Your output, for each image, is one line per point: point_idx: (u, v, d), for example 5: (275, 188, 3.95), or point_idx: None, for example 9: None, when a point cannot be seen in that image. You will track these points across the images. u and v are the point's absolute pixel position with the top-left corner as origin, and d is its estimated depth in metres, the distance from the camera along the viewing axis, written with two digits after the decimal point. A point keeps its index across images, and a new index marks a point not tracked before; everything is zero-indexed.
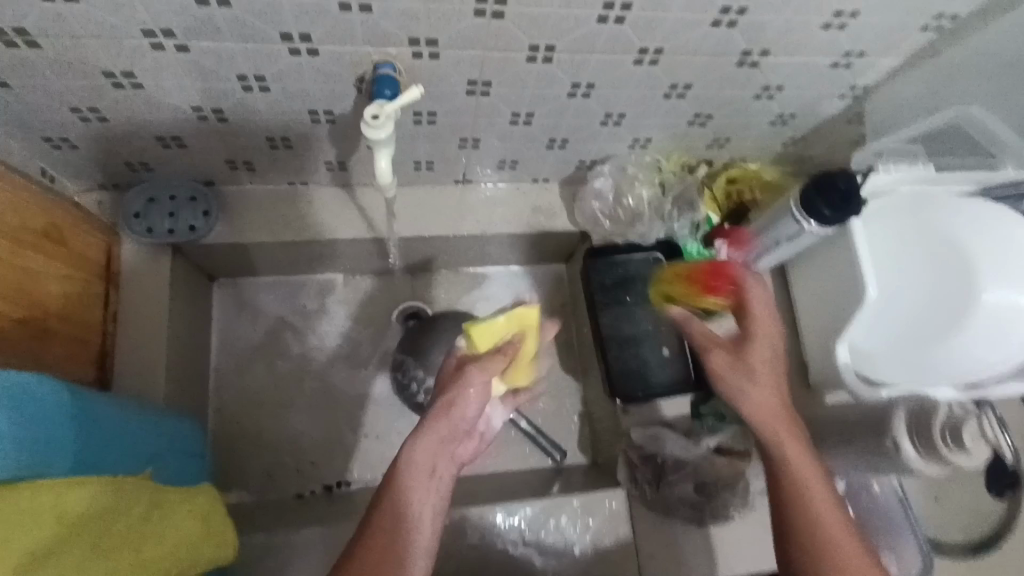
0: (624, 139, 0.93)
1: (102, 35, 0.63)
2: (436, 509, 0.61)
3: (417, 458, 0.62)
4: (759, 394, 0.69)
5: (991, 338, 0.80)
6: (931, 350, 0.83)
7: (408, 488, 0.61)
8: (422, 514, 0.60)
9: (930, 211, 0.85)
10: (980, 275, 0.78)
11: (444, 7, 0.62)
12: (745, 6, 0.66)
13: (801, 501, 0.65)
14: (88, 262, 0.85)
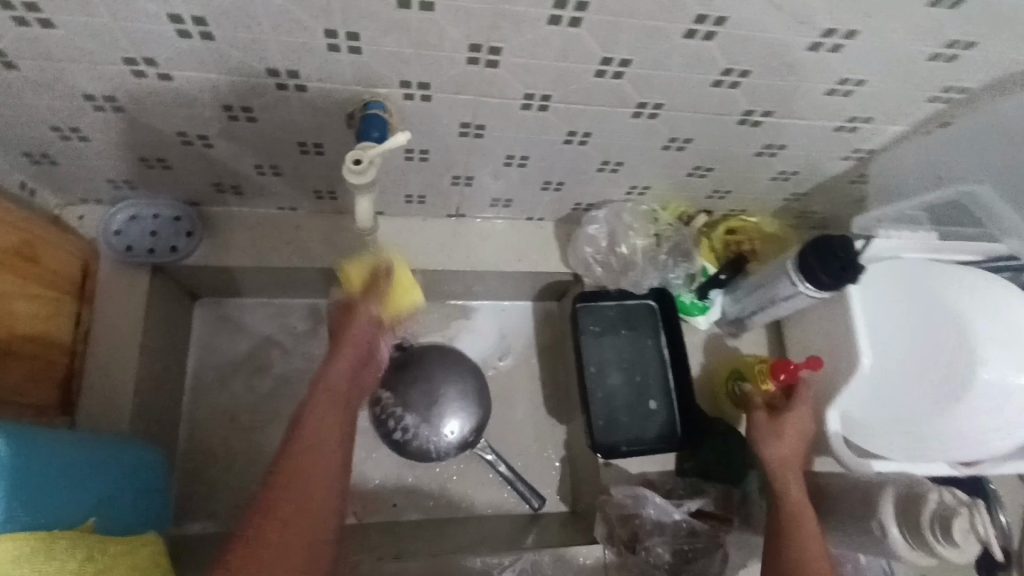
0: (621, 185, 0.91)
1: (81, 61, 0.61)
2: (343, 432, 0.72)
3: (333, 380, 0.74)
4: (781, 446, 0.82)
5: (989, 418, 0.77)
6: (928, 428, 0.79)
7: (323, 408, 0.72)
8: (329, 434, 0.71)
9: (932, 281, 0.81)
10: (979, 353, 0.75)
11: (436, 53, 0.60)
12: (748, 69, 0.64)
13: (799, 537, 0.75)
14: (62, 280, 0.82)
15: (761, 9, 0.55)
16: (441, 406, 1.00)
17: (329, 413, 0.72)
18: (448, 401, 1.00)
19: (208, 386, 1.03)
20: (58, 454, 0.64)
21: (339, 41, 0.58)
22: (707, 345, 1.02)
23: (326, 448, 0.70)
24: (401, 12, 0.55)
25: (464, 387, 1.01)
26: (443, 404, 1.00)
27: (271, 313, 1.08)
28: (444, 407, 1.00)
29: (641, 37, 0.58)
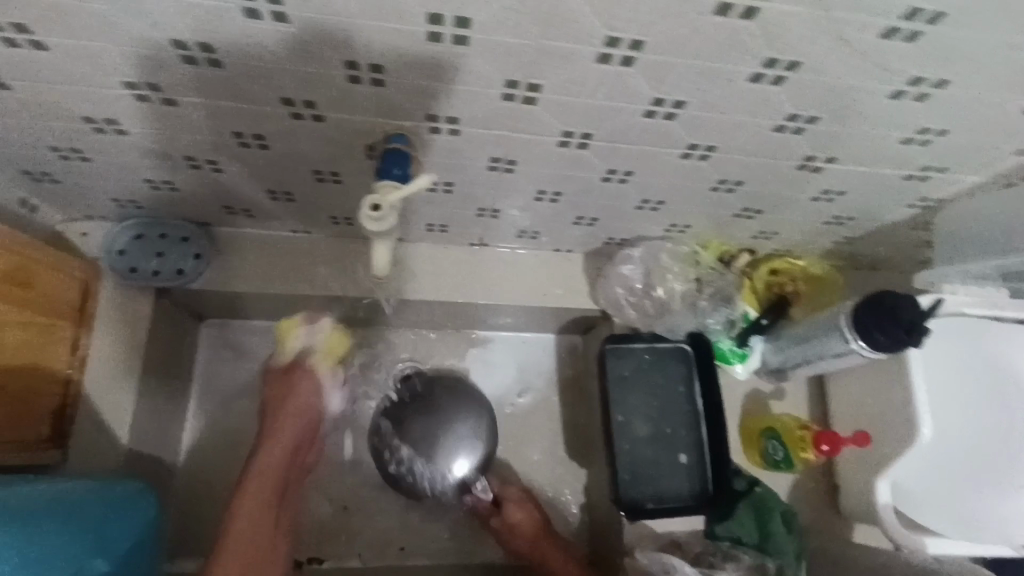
0: (659, 223, 0.84)
1: (79, 84, 0.55)
2: (264, 505, 0.82)
3: (265, 470, 0.84)
4: None
5: None
6: (984, 495, 0.74)
7: (236, 512, 0.80)
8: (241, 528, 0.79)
9: (985, 341, 0.78)
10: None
11: (468, 88, 0.54)
12: (817, 115, 0.57)
13: None
14: (56, 304, 0.76)
15: (843, 55, 0.48)
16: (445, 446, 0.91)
17: (253, 522, 0.80)
18: (459, 445, 0.91)
19: (212, 412, 0.98)
20: (35, 513, 0.60)
21: (361, 73, 0.52)
22: (745, 397, 0.95)
23: (262, 540, 0.80)
24: (431, 46, 0.48)
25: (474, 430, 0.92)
26: (451, 446, 0.91)
27: (280, 338, 1.02)
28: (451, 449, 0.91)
29: (699, 80, 0.51)
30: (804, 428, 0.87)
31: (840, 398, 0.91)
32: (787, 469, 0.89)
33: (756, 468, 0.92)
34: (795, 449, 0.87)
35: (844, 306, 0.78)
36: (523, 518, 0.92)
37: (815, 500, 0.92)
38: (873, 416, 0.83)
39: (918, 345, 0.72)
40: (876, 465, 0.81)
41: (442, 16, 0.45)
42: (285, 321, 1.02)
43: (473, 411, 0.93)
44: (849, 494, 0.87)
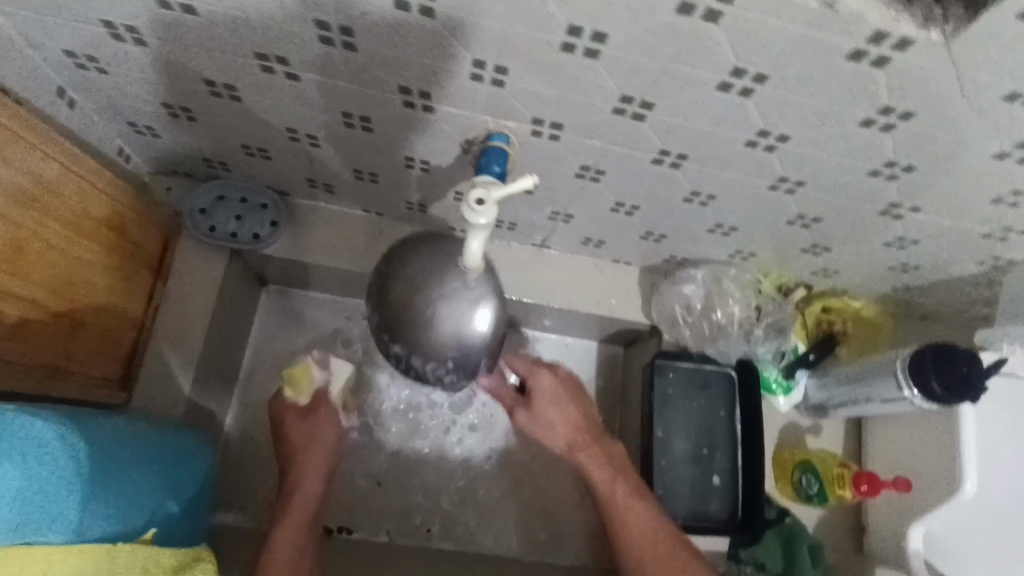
0: (726, 248, 0.85)
1: (213, 48, 0.59)
2: (300, 525, 0.84)
3: (299, 496, 0.85)
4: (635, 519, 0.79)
5: None
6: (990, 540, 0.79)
7: (277, 538, 0.81)
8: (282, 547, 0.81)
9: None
10: None
11: (582, 99, 0.56)
12: (915, 165, 0.58)
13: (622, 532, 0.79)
14: (142, 254, 0.81)
15: (957, 110, 0.50)
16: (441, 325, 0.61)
17: (293, 541, 0.82)
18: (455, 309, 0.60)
19: (261, 374, 1.01)
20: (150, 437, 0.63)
21: (484, 72, 0.55)
22: (782, 428, 0.96)
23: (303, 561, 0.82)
24: (561, 55, 0.50)
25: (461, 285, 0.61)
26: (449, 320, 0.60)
27: (333, 311, 1.04)
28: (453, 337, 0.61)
29: (810, 117, 0.53)
30: (843, 466, 0.88)
31: (878, 442, 0.91)
32: (817, 503, 0.91)
33: (787, 500, 0.93)
34: (831, 486, 0.88)
35: (900, 351, 0.79)
36: (547, 416, 0.86)
37: (841, 540, 0.93)
38: (912, 463, 0.84)
39: (973, 401, 0.74)
40: (911, 512, 0.82)
41: (581, 29, 0.47)
42: (340, 296, 1.04)
43: (453, 270, 0.60)
44: (877, 537, 0.88)
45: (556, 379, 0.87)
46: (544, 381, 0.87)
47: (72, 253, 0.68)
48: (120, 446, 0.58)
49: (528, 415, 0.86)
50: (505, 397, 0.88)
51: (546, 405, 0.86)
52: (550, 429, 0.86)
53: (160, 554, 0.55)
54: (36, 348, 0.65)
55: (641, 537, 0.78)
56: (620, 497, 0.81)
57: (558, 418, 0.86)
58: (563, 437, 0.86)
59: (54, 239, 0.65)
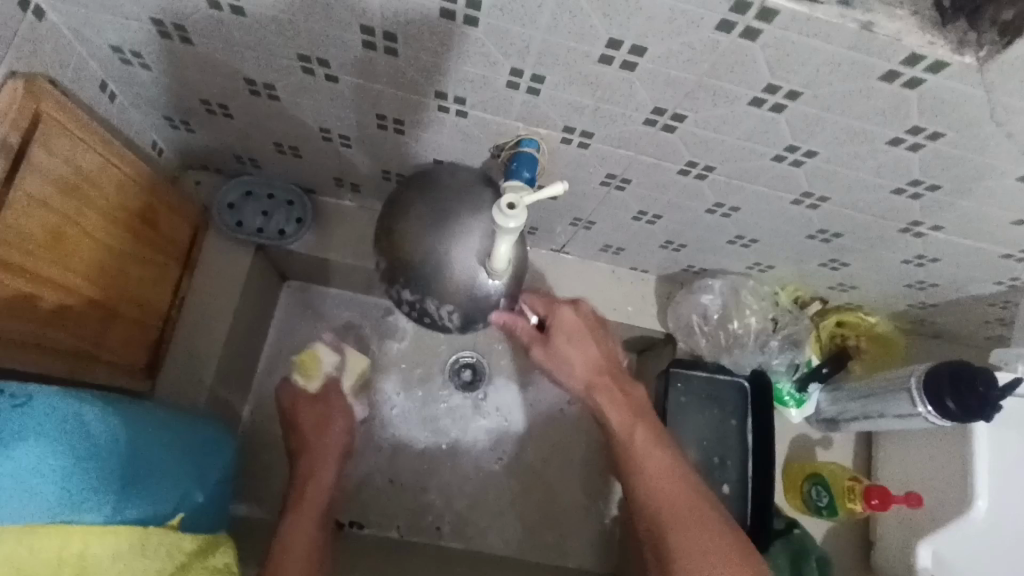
0: (744, 260, 0.86)
1: (257, 49, 0.60)
2: (313, 513, 0.83)
3: (310, 487, 0.85)
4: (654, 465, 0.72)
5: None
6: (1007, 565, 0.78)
7: (286, 526, 0.80)
8: (293, 533, 0.79)
9: None
10: None
11: (615, 109, 0.57)
12: (940, 185, 0.59)
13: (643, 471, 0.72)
14: (173, 246, 0.82)
15: (986, 133, 0.51)
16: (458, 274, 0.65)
17: (304, 529, 0.81)
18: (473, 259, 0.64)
19: (279, 368, 1.02)
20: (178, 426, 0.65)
21: (521, 80, 0.56)
22: (792, 439, 0.97)
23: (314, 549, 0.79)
24: (599, 67, 0.52)
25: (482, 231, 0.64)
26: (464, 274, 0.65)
27: (351, 308, 1.06)
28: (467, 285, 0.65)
29: (839, 135, 0.54)
30: (854, 479, 0.88)
31: (890, 458, 0.92)
32: (827, 515, 0.91)
33: (795, 511, 0.94)
34: (842, 499, 0.88)
35: (916, 367, 0.80)
36: (568, 351, 0.77)
37: (849, 554, 0.93)
38: (925, 480, 0.84)
39: (988, 420, 0.74)
40: (921, 529, 0.82)
41: (621, 42, 0.49)
42: (359, 294, 1.05)
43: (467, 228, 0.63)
44: (886, 554, 0.88)
45: (575, 318, 0.78)
46: (564, 317, 0.77)
47: (108, 243, 0.70)
48: (153, 434, 0.60)
49: (545, 351, 0.77)
50: (523, 334, 0.76)
51: (568, 341, 0.77)
52: (569, 369, 0.77)
53: (183, 543, 0.55)
54: (71, 335, 0.67)
55: (662, 478, 0.72)
56: (641, 441, 0.74)
57: (579, 357, 0.77)
58: (585, 378, 0.77)
59: (93, 229, 0.67)
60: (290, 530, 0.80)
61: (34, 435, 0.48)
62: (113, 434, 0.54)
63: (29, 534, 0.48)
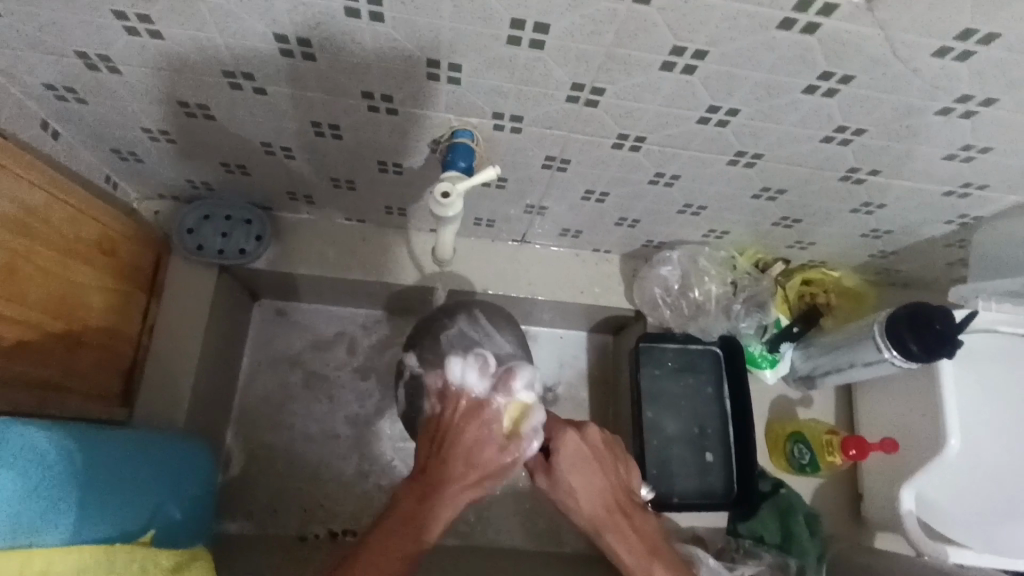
0: (700, 228, 0.87)
1: (184, 69, 0.62)
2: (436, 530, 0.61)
3: (456, 495, 0.63)
4: None
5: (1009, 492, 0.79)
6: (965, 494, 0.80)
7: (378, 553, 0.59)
8: (376, 560, 0.58)
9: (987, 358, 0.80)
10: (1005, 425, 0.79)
11: (536, 90, 0.58)
12: (864, 128, 0.61)
13: None
14: (134, 274, 0.84)
15: (891, 71, 0.52)
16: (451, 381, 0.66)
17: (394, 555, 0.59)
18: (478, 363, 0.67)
19: (259, 386, 1.03)
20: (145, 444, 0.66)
21: (440, 71, 0.57)
22: (773, 401, 0.98)
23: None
24: (509, 48, 0.53)
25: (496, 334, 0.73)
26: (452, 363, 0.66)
27: (325, 320, 1.07)
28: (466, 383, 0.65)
29: (755, 89, 0.56)
30: (831, 433, 0.89)
31: (868, 408, 0.93)
32: (811, 471, 0.93)
33: (782, 472, 0.94)
34: (822, 453, 0.90)
35: (878, 314, 0.81)
36: (569, 485, 0.74)
37: (838, 507, 0.94)
38: (902, 424, 0.85)
39: (950, 356, 0.75)
40: (901, 473, 0.83)
41: (524, 21, 0.50)
42: (332, 305, 1.07)
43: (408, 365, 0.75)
44: (872, 502, 0.89)
45: (567, 441, 0.74)
46: (571, 444, 0.74)
47: (64, 276, 0.71)
48: (110, 452, 0.60)
49: (550, 482, 0.74)
50: (526, 458, 0.75)
51: (573, 470, 0.74)
52: (571, 496, 0.74)
53: (158, 556, 0.56)
54: (36, 370, 0.67)
55: None
56: None
57: (584, 487, 0.74)
58: (592, 513, 0.74)
59: (45, 263, 0.68)
60: (382, 567, 0.58)
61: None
62: (61, 449, 0.54)
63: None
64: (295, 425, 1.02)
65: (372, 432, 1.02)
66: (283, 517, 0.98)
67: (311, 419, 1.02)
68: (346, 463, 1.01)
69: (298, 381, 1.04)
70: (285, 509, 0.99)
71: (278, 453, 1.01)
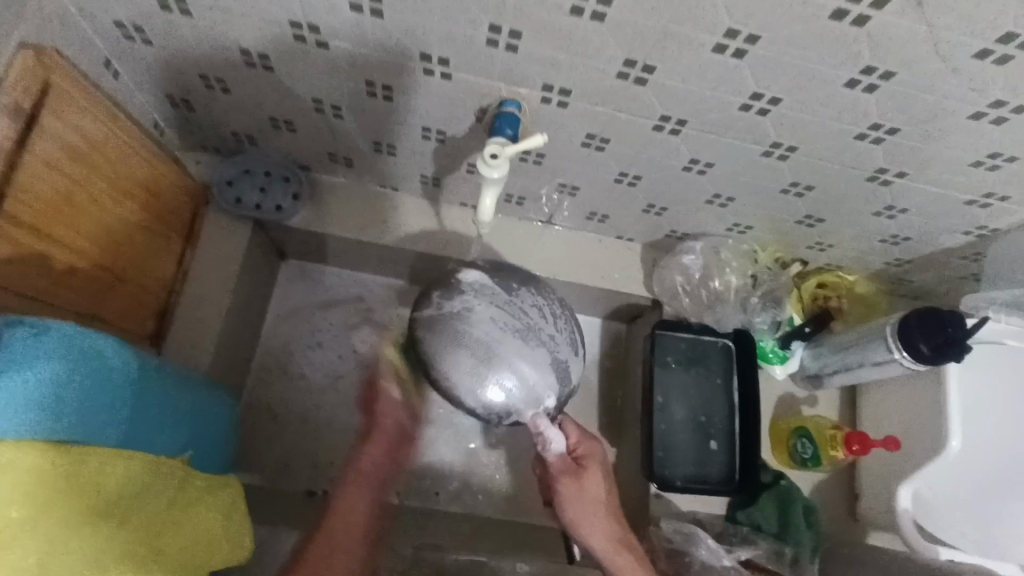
0: (724, 221, 0.90)
1: (253, 17, 0.65)
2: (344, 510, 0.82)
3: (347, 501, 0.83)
4: None
5: (996, 491, 0.83)
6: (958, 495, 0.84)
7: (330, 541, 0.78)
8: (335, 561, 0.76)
9: (983, 365, 0.84)
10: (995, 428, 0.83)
11: (589, 63, 0.61)
12: (898, 127, 0.63)
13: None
14: (174, 219, 0.86)
15: (930, 70, 0.55)
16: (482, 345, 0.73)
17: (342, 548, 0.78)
18: (511, 365, 0.72)
19: (279, 343, 1.06)
20: (178, 376, 0.68)
21: (500, 37, 0.60)
22: (779, 398, 1.00)
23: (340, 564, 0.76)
24: (571, 19, 0.56)
25: (573, 332, 0.79)
26: (488, 327, 0.73)
27: (348, 284, 1.09)
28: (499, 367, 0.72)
29: (799, 79, 0.59)
30: (834, 428, 0.92)
31: (873, 411, 0.95)
32: (812, 466, 0.94)
33: (783, 466, 0.97)
34: (824, 447, 0.92)
35: (891, 317, 0.83)
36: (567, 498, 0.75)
37: (835, 505, 0.96)
38: (905, 426, 0.87)
39: (958, 360, 0.77)
40: (900, 474, 0.86)
41: None
42: (356, 271, 1.09)
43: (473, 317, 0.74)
44: (868, 502, 0.92)
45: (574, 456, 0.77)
46: (597, 453, 0.78)
47: (114, 211, 0.73)
48: (150, 377, 0.62)
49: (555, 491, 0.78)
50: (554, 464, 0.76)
51: (570, 485, 0.76)
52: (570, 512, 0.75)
53: (193, 476, 0.61)
54: (81, 296, 0.70)
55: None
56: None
57: (593, 500, 0.76)
58: (597, 539, 0.75)
59: (99, 195, 0.70)
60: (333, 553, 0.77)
61: (56, 359, 0.50)
62: (112, 365, 0.56)
63: (55, 453, 0.48)
64: (311, 383, 1.05)
65: None
66: (294, 471, 1.01)
67: (327, 380, 1.05)
68: (358, 425, 1.04)
69: (317, 342, 1.06)
70: (296, 464, 1.01)
71: (293, 408, 1.03)
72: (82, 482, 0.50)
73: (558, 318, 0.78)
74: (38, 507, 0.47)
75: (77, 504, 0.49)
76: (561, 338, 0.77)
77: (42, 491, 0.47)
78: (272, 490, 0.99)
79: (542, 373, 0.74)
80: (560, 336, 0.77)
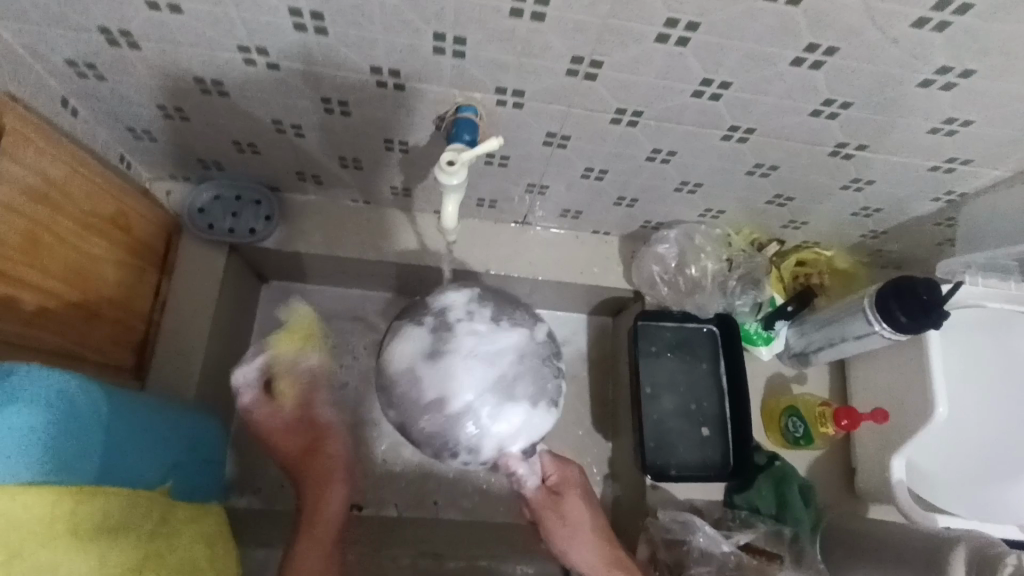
0: (696, 207, 0.90)
1: (198, 44, 0.65)
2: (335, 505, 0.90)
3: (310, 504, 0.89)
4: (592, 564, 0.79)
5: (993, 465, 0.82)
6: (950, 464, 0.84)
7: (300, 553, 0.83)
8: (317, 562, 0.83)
9: (972, 337, 0.84)
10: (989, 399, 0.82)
11: (537, 63, 0.61)
12: (850, 100, 0.63)
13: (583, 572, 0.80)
14: (147, 251, 0.86)
15: (875, 42, 0.55)
16: (423, 438, 0.75)
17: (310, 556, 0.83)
18: (471, 445, 0.73)
19: None
20: (159, 406, 0.69)
21: (445, 45, 0.60)
22: (767, 378, 1.00)
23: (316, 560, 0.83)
24: (511, 20, 0.56)
25: (480, 428, 0.73)
26: (427, 394, 0.73)
27: (331, 301, 1.09)
28: (432, 446, 0.75)
29: (745, 61, 0.59)
30: (823, 404, 0.92)
31: (861, 384, 0.95)
32: (804, 444, 0.95)
33: (777, 446, 0.97)
34: (814, 424, 0.92)
35: (868, 290, 0.83)
36: (551, 525, 0.81)
37: (830, 481, 0.96)
38: (893, 397, 0.87)
39: (937, 327, 0.77)
40: (890, 444, 0.86)
41: None
42: (337, 287, 1.09)
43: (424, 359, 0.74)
44: (864, 477, 0.92)
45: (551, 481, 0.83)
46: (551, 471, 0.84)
47: (85, 249, 0.73)
48: (127, 409, 0.63)
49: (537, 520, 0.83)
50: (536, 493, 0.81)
51: (554, 515, 0.81)
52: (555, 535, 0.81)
53: (174, 506, 0.62)
54: (56, 336, 0.70)
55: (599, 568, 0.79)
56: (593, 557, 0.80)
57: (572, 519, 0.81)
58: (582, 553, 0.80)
59: (66, 234, 0.70)
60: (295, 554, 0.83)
61: (20, 400, 0.50)
62: (84, 402, 0.57)
63: (26, 493, 0.49)
64: None
65: (376, 411, 1.05)
66: (291, 492, 1.01)
67: None
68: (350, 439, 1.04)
69: None
70: (292, 484, 1.01)
71: None
72: (58, 524, 0.51)
73: (478, 422, 0.72)
74: (11, 551, 0.48)
75: (54, 545, 0.50)
76: (482, 444, 0.73)
77: (16, 537, 0.48)
78: (269, 512, 0.99)
79: (486, 449, 0.74)
80: (487, 434, 0.73)
